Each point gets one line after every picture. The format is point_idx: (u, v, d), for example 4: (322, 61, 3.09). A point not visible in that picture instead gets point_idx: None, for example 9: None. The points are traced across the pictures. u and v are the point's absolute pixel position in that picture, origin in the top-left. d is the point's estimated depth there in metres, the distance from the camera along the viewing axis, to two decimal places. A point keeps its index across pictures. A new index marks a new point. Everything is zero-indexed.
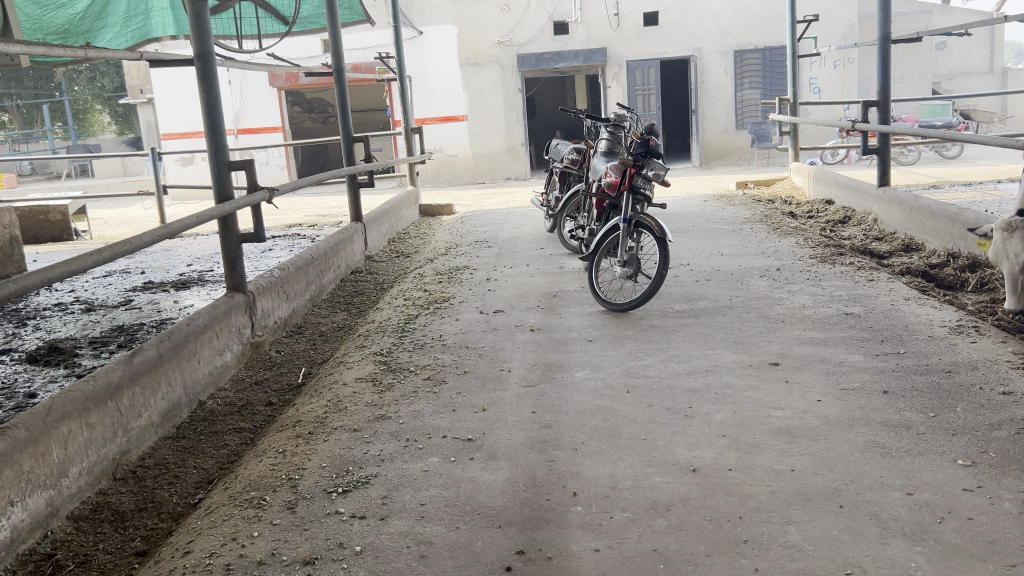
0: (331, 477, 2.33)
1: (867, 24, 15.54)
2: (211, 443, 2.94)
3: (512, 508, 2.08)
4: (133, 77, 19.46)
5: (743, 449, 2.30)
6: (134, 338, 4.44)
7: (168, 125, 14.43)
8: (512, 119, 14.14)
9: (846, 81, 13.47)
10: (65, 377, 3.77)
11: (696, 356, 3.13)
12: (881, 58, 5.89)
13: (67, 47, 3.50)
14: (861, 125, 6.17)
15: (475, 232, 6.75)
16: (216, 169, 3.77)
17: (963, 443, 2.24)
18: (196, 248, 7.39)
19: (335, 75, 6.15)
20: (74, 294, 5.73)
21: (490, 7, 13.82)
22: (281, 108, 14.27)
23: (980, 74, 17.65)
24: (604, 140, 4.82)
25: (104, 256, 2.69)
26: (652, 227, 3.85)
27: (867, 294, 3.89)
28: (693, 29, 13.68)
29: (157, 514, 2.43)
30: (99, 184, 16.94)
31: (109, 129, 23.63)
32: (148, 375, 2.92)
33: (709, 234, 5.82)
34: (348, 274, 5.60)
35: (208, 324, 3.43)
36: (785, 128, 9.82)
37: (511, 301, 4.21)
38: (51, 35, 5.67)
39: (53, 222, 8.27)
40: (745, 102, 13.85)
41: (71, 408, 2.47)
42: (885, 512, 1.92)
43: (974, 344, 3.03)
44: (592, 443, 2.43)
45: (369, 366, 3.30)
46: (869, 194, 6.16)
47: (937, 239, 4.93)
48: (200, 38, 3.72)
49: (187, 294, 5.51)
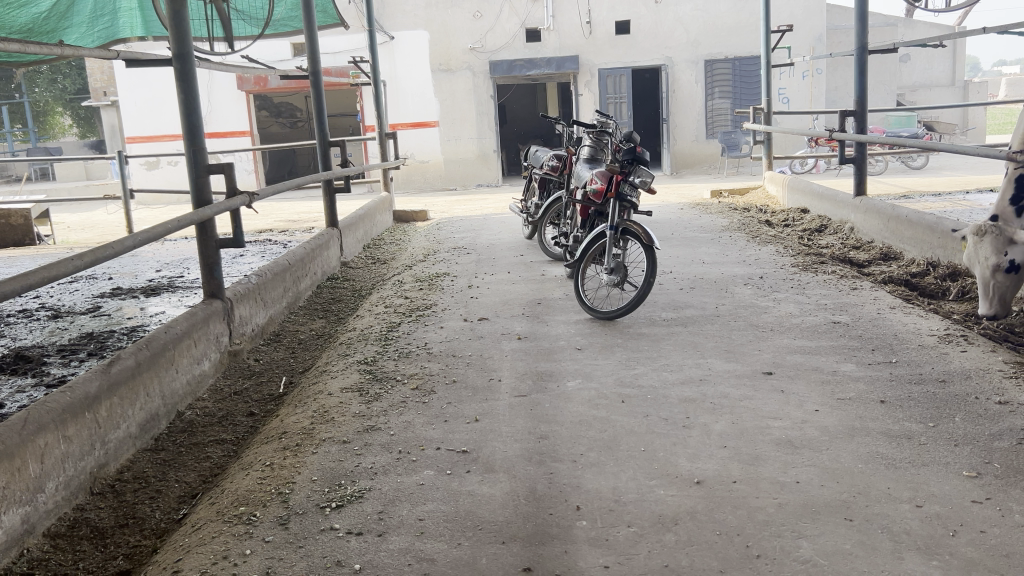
0: (323, 491, 2.25)
1: (835, 35, 15.77)
2: (192, 455, 2.84)
3: (514, 523, 2.02)
4: (96, 79, 19.13)
5: (745, 461, 2.27)
6: (104, 346, 4.31)
7: (133, 128, 14.16)
8: (483, 125, 14.10)
9: (814, 91, 13.64)
10: (34, 387, 3.63)
11: (688, 365, 3.10)
12: (858, 67, 5.92)
13: (42, 43, 3.40)
14: (838, 134, 6.20)
15: (453, 239, 6.68)
16: (193, 172, 3.66)
17: (966, 454, 2.22)
18: (166, 254, 7.24)
19: (311, 78, 6.02)
20: (39, 300, 5.57)
21: (462, 13, 13.78)
22: (250, 112, 14.06)
23: (942, 87, 17.98)
24: (586, 147, 4.77)
25: (85, 262, 2.59)
26: (640, 234, 3.81)
27: (852, 302, 3.90)
28: (664, 38, 13.75)
29: (140, 531, 2.33)
30: (59, 187, 16.59)
31: (70, 132, 23.14)
32: (125, 385, 2.81)
33: (688, 242, 5.82)
34: (324, 280, 5.50)
35: (186, 332, 3.33)
36: (756, 137, 9.89)
37: (495, 308, 4.15)
38: (15, 33, 5.48)
39: (15, 226, 8.06)
40: (715, 111, 13.93)
41: (48, 420, 2.37)
42: (896, 525, 1.90)
43: (965, 352, 3.03)
44: (591, 455, 2.37)
45: (354, 375, 3.22)
46: (845, 203, 6.19)
47: (915, 248, 4.96)
48: (178, 38, 3.61)
49: (158, 301, 5.37)
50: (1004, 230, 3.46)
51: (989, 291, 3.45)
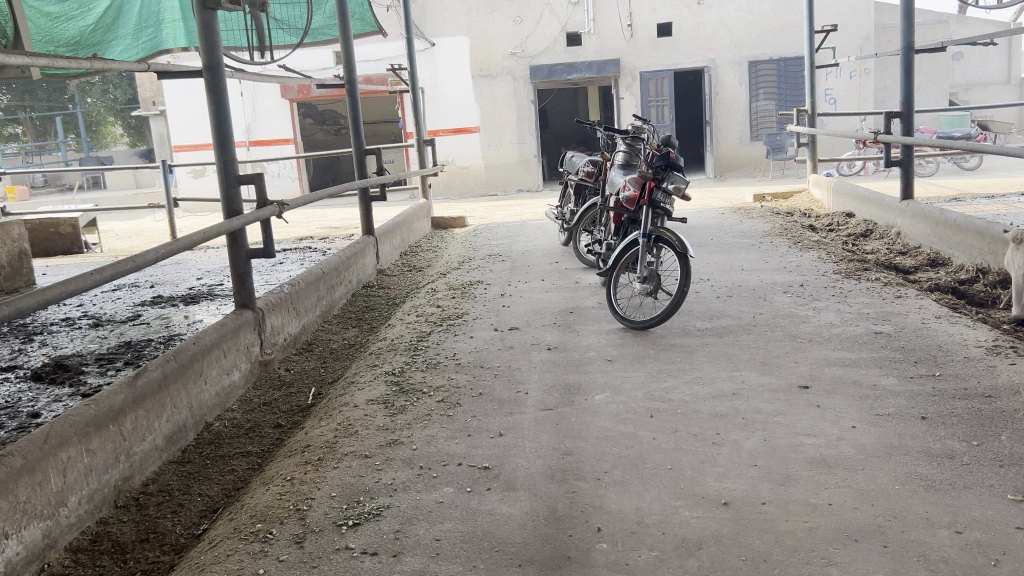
0: (341, 508, 2.21)
1: (883, 33, 15.48)
2: (217, 468, 2.83)
3: (532, 545, 1.96)
4: (147, 89, 19.57)
5: (776, 481, 2.18)
6: (141, 355, 4.35)
7: (180, 137, 14.42)
8: (524, 130, 14.07)
9: (862, 91, 13.35)
10: (70, 396, 3.67)
11: (721, 378, 3.01)
12: (904, 67, 5.72)
13: (71, 57, 3.36)
14: (883, 136, 6.02)
15: (489, 246, 6.62)
16: (223, 183, 3.66)
17: (1012, 476, 2.11)
18: (207, 262, 7.30)
19: (347, 86, 6.01)
20: (82, 308, 5.66)
21: (503, 18, 13.78)
22: (293, 120, 14.23)
23: (997, 85, 17.46)
24: (620, 153, 4.69)
25: (106, 275, 2.58)
26: (673, 242, 3.72)
27: (896, 311, 3.76)
28: (707, 38, 13.57)
29: (159, 546, 2.32)
30: (110, 195, 16.93)
31: (121, 141, 23.62)
32: (151, 397, 2.81)
33: (728, 248, 5.70)
34: (359, 288, 5.50)
35: (216, 343, 3.33)
36: (802, 139, 9.66)
37: (527, 318, 4.09)
38: (61, 47, 5.57)
39: (64, 235, 8.21)
40: (759, 113, 13.70)
41: (71, 434, 2.37)
42: (933, 552, 1.79)
43: (1013, 365, 2.90)
44: (616, 473, 2.30)
45: (381, 387, 3.19)
46: (891, 207, 6.01)
47: (964, 253, 4.79)
48: (209, 49, 3.62)
49: (197, 309, 5.42)
50: None
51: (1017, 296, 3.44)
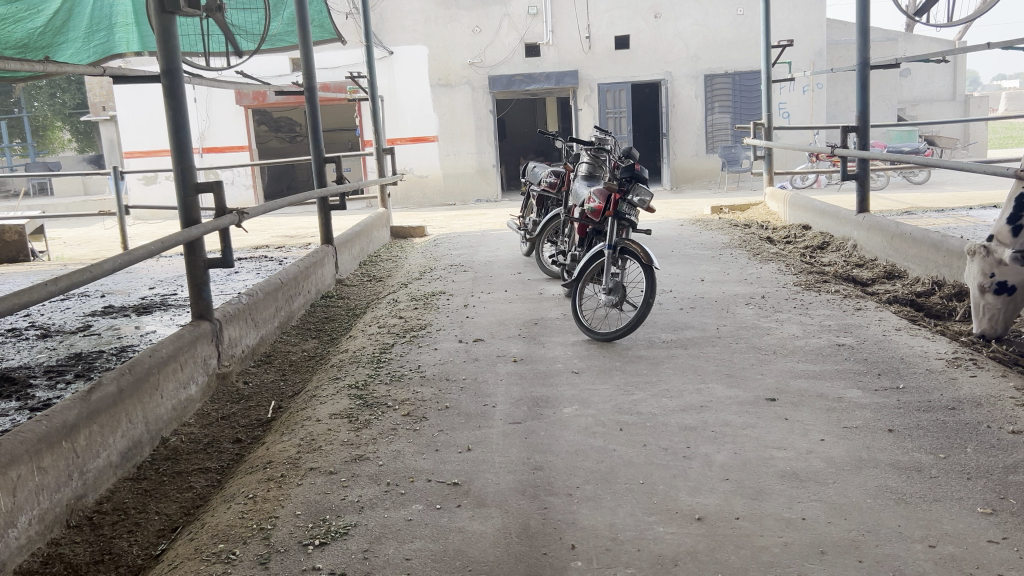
0: (307, 527, 2.15)
1: (834, 50, 15.83)
2: (174, 485, 2.74)
3: (506, 564, 1.92)
4: (97, 94, 19.20)
5: (748, 495, 2.17)
6: (92, 367, 4.21)
7: (131, 143, 14.12)
8: (482, 140, 14.05)
9: (815, 106, 13.59)
10: (18, 410, 3.53)
11: (688, 391, 2.99)
12: (860, 83, 5.81)
13: (23, 60, 3.25)
14: (839, 150, 6.10)
15: (450, 256, 6.57)
16: (181, 191, 3.57)
17: (981, 489, 2.12)
18: (160, 271, 7.13)
19: (307, 93, 5.91)
20: (29, 319, 5.47)
21: (462, 28, 13.78)
22: (248, 127, 14.02)
23: (943, 101, 17.96)
24: (584, 164, 4.68)
25: (61, 286, 2.48)
26: (639, 253, 3.72)
27: (857, 323, 3.80)
28: (663, 52, 13.70)
29: (114, 568, 2.23)
30: (58, 202, 16.50)
31: (70, 147, 22.92)
32: (106, 412, 2.71)
33: (689, 259, 5.73)
34: (319, 298, 5.41)
35: (173, 355, 3.23)
36: (760, 152, 9.73)
37: (490, 329, 4.05)
38: (8, 50, 5.21)
39: (9, 242, 7.97)
40: (715, 126, 13.84)
41: (21, 451, 2.26)
42: (908, 567, 1.80)
43: (975, 377, 2.94)
44: (588, 488, 2.27)
45: (344, 401, 3.11)
46: (848, 220, 6.10)
47: (919, 266, 4.87)
48: (167, 54, 3.52)
49: (150, 319, 5.27)
50: (993, 250, 3.33)
51: (979, 311, 3.37)
